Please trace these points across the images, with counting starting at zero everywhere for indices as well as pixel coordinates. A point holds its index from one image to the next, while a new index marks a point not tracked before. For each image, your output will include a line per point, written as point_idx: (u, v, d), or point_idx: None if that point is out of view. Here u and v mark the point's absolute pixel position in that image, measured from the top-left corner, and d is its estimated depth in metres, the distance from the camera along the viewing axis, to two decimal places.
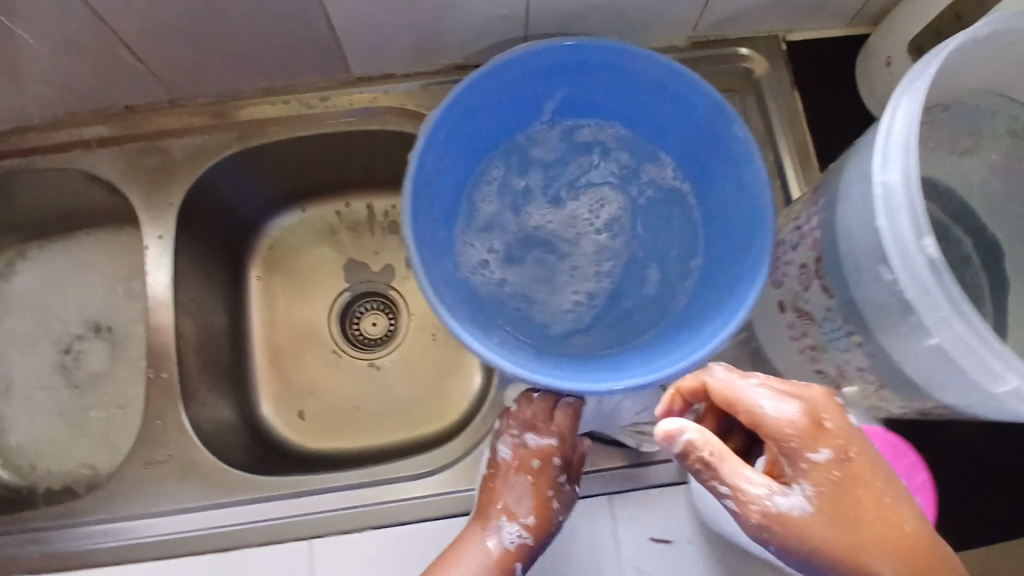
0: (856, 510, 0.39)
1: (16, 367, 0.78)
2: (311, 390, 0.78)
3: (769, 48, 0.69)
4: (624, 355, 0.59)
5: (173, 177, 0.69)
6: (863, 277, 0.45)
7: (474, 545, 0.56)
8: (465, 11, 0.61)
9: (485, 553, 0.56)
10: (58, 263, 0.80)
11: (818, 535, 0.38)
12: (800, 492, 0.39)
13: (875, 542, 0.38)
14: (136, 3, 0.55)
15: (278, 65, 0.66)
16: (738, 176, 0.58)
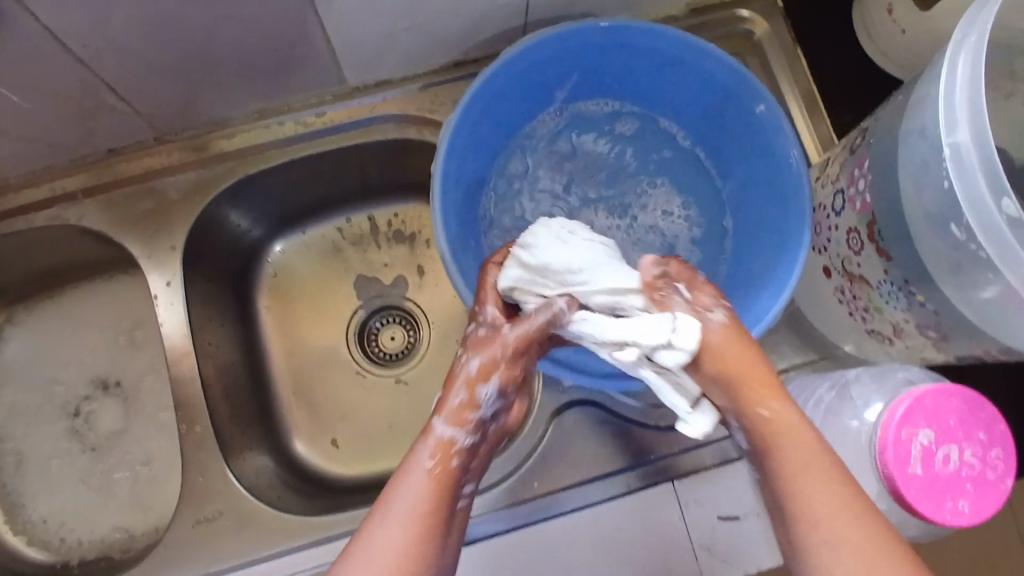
0: (751, 413, 0.46)
1: (27, 439, 0.74)
2: (340, 417, 0.75)
3: (765, 8, 0.69)
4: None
5: (171, 218, 0.65)
6: (928, 238, 0.44)
7: (429, 440, 0.49)
8: (463, 5, 0.58)
9: (435, 452, 0.48)
10: (53, 325, 0.76)
11: (721, 347, 0.47)
12: (715, 314, 0.49)
13: (773, 436, 0.44)
14: (118, 39, 0.51)
15: (269, 86, 0.62)
16: (762, 140, 0.58)
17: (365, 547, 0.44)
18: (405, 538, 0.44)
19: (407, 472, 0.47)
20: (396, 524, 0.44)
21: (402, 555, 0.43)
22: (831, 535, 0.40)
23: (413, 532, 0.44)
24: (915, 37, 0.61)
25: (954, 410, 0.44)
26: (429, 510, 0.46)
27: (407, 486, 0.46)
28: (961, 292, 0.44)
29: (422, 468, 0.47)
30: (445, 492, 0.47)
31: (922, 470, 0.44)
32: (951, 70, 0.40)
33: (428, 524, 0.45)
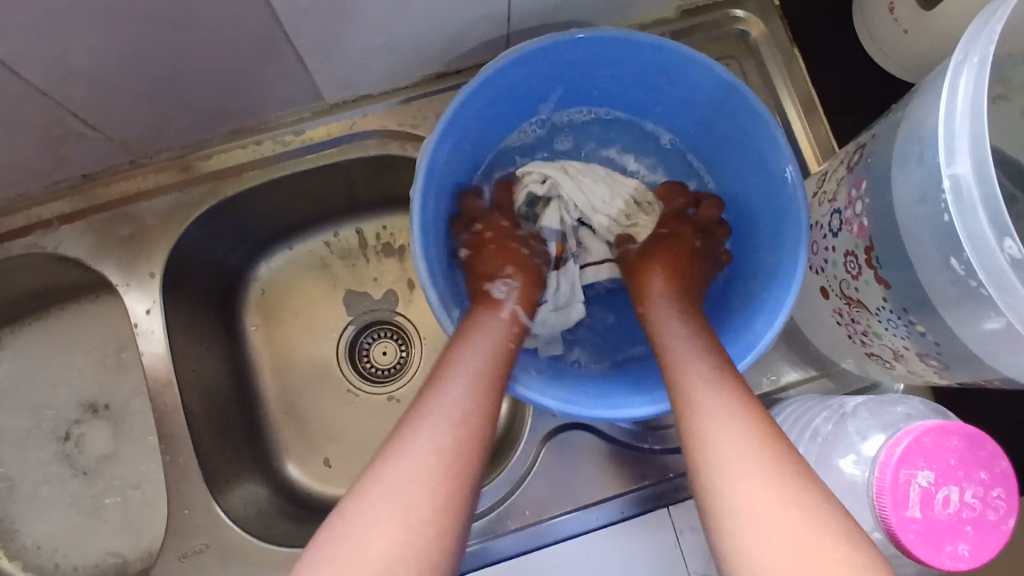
0: (670, 349, 0.49)
1: (18, 464, 0.73)
2: (332, 436, 0.73)
3: (761, 9, 0.66)
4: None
5: (150, 243, 0.64)
6: (924, 266, 0.42)
7: (468, 343, 0.49)
8: (440, 19, 0.56)
9: (479, 351, 0.49)
10: (39, 347, 0.75)
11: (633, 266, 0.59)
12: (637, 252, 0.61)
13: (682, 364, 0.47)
14: (80, 68, 0.50)
15: (244, 105, 0.60)
16: (756, 152, 0.56)
17: (412, 441, 0.42)
18: (455, 432, 0.43)
19: (450, 372, 0.47)
20: (441, 419, 0.43)
21: (448, 448, 0.42)
22: (732, 452, 0.40)
23: (457, 427, 0.43)
24: (918, 38, 0.57)
25: (954, 449, 0.43)
26: (478, 404, 0.45)
27: (455, 387, 0.45)
28: (959, 323, 0.42)
29: (466, 366, 0.47)
30: (491, 387, 0.46)
31: (921, 514, 0.42)
32: (950, 93, 0.37)
33: (474, 423, 0.44)
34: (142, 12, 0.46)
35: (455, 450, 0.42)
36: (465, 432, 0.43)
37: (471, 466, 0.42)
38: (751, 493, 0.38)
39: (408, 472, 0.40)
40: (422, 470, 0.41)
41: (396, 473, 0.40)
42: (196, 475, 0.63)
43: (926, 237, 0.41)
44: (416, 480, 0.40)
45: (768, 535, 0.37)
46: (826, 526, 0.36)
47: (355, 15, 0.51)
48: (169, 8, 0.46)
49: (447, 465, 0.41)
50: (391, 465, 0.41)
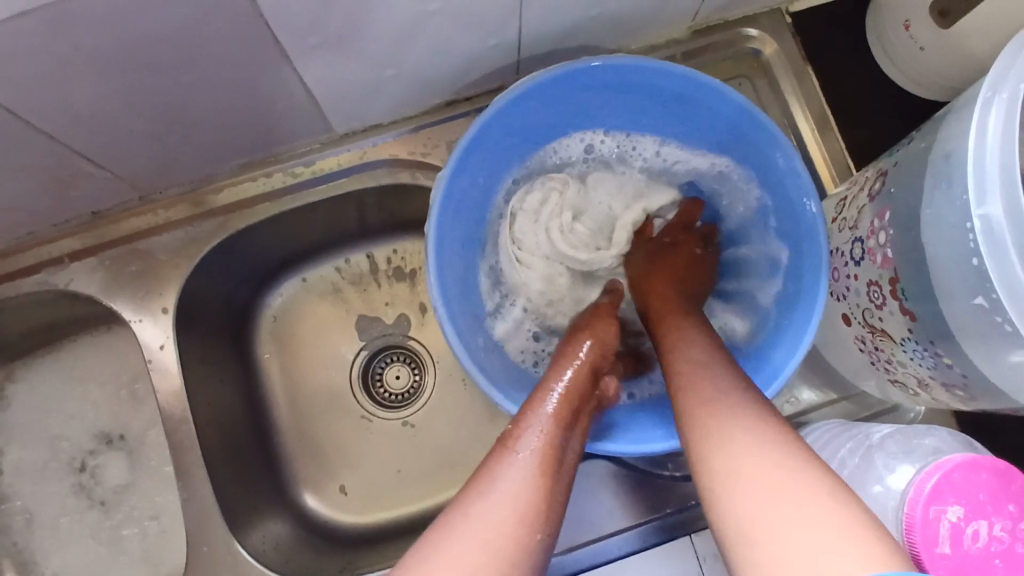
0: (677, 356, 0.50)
1: (34, 497, 0.72)
2: (347, 462, 0.73)
3: (773, 24, 0.65)
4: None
5: (159, 278, 0.64)
6: (950, 302, 0.42)
7: (532, 426, 0.47)
8: (450, 51, 0.55)
9: (546, 424, 0.48)
10: (51, 380, 0.73)
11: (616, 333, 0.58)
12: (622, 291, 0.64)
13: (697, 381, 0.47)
14: (86, 112, 0.50)
15: (255, 140, 0.60)
16: (775, 176, 0.56)
17: (462, 539, 0.41)
18: (513, 521, 0.42)
19: (509, 460, 0.45)
20: (497, 508, 0.42)
21: (510, 535, 0.41)
22: (723, 436, 0.42)
23: (517, 516, 0.42)
24: (934, 53, 0.58)
25: (984, 484, 0.42)
26: (527, 531, 0.42)
27: (507, 480, 0.44)
28: (982, 355, 0.42)
29: (516, 476, 0.44)
30: (551, 493, 0.44)
31: (952, 550, 0.41)
32: (979, 132, 0.38)
33: (538, 511, 0.43)
34: (148, 56, 0.46)
35: (511, 541, 0.41)
36: (527, 532, 0.42)
37: (529, 557, 0.41)
38: (756, 471, 0.39)
39: (458, 564, 0.40)
40: (473, 563, 0.40)
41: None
42: (213, 510, 0.63)
43: (956, 273, 0.40)
44: (474, 572, 0.39)
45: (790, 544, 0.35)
46: (847, 520, 0.35)
47: (364, 49, 0.51)
48: (173, 56, 0.46)
49: (505, 564, 0.40)
50: (433, 571, 0.40)
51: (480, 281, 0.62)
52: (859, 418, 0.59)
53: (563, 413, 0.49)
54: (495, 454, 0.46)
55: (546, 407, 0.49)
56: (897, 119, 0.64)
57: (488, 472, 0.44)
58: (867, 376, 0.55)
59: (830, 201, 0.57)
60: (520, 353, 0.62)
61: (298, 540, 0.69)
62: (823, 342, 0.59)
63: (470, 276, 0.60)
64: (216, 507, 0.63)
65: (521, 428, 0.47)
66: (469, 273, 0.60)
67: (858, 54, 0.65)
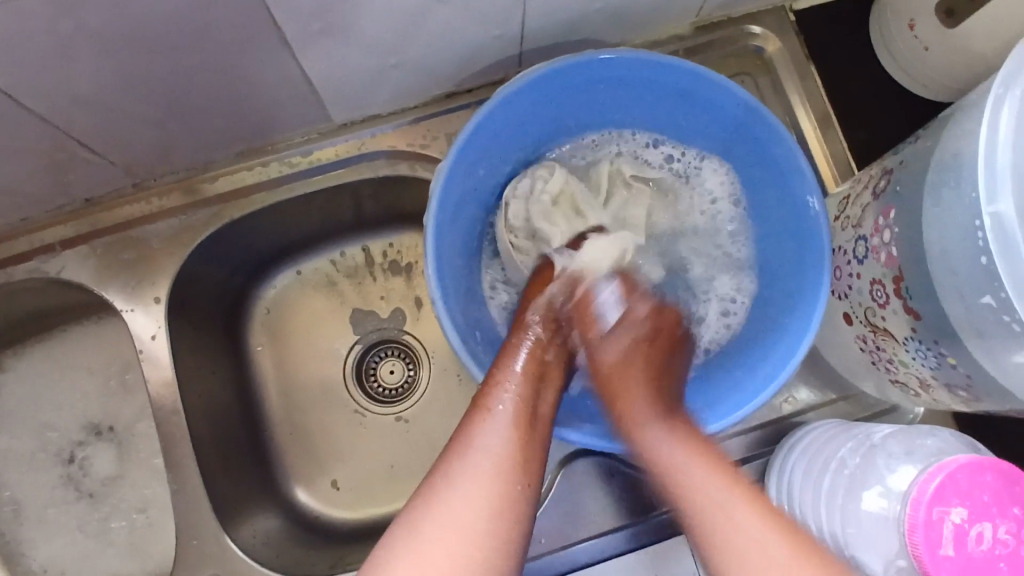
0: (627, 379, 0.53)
1: (20, 488, 0.70)
2: (340, 457, 0.72)
3: (777, 22, 0.65)
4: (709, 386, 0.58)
5: (153, 267, 0.63)
6: (955, 301, 0.41)
7: (502, 380, 0.49)
8: (453, 41, 0.54)
9: (520, 378, 0.50)
10: (38, 370, 0.72)
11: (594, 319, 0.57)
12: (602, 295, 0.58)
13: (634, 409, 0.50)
14: (81, 95, 0.49)
15: (252, 128, 0.59)
16: (778, 172, 0.55)
17: (447, 498, 0.42)
18: (497, 480, 0.43)
19: (486, 418, 0.46)
20: (477, 465, 0.44)
21: (495, 492, 0.43)
22: (686, 465, 0.45)
23: (498, 469, 0.44)
24: (938, 54, 0.58)
25: (988, 485, 0.42)
26: (509, 486, 0.43)
27: (489, 437, 0.45)
28: (987, 355, 0.41)
29: (496, 436, 0.45)
30: (530, 446, 0.46)
31: (955, 552, 0.41)
32: (990, 131, 0.38)
33: (519, 463, 0.45)
34: (147, 39, 0.45)
35: (495, 493, 0.43)
36: (506, 483, 0.43)
37: (513, 511, 0.43)
38: (731, 518, 0.42)
39: (449, 528, 0.41)
40: (463, 524, 0.41)
41: (427, 540, 0.41)
42: (204, 504, 0.62)
43: (963, 272, 0.40)
44: (461, 531, 0.41)
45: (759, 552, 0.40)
46: (817, 571, 0.39)
47: (367, 37, 0.50)
48: (172, 40, 0.45)
49: (493, 521, 0.42)
50: (422, 535, 0.41)
51: (478, 274, 0.61)
52: (857, 418, 0.59)
53: (530, 367, 0.51)
54: (474, 415, 0.47)
55: (513, 367, 0.50)
56: (898, 120, 0.64)
57: (465, 432, 0.46)
58: (866, 376, 0.55)
59: (833, 199, 0.57)
60: None
61: (290, 535, 0.68)
62: (823, 341, 0.59)
63: (467, 270, 0.59)
64: (207, 501, 0.62)
65: (491, 388, 0.49)
66: (467, 265, 0.60)
67: (861, 53, 0.65)
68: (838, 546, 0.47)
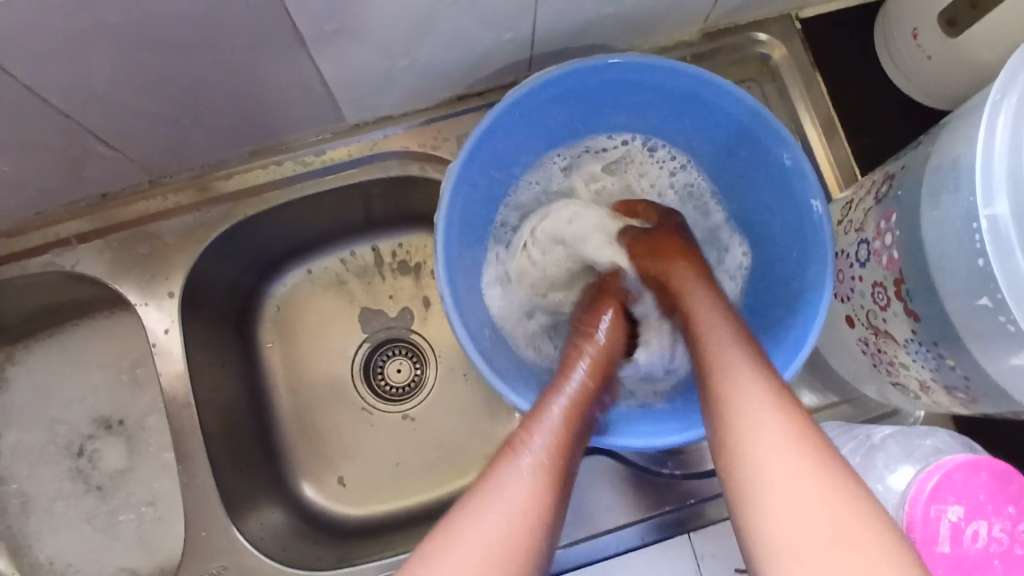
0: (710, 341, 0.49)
1: (31, 480, 0.72)
2: (346, 453, 0.73)
3: (783, 30, 0.66)
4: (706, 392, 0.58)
5: (166, 262, 0.64)
6: (955, 303, 0.42)
7: (542, 425, 0.47)
8: (465, 45, 0.56)
9: (556, 416, 0.48)
10: (52, 363, 0.73)
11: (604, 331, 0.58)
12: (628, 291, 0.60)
13: (725, 355, 0.47)
14: (102, 91, 0.50)
15: (266, 126, 0.60)
16: (782, 176, 0.56)
17: (465, 535, 0.41)
18: (518, 524, 0.42)
19: (513, 458, 0.45)
20: (499, 510, 0.42)
21: (513, 534, 0.42)
22: (762, 429, 0.42)
23: (519, 527, 0.42)
24: (941, 63, 0.59)
25: (983, 485, 0.43)
26: (527, 532, 0.42)
27: (513, 478, 0.44)
28: (986, 357, 0.42)
29: (523, 476, 0.44)
30: (554, 494, 0.44)
31: (950, 550, 0.42)
32: (987, 136, 0.38)
33: (545, 518, 0.43)
34: (167, 37, 0.46)
35: (517, 536, 0.42)
36: (527, 530, 0.42)
37: (530, 555, 0.42)
38: (782, 471, 0.40)
39: (459, 566, 0.40)
40: (474, 571, 0.40)
41: (445, 570, 0.40)
42: (211, 495, 0.63)
43: (962, 274, 0.41)
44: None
45: (790, 513, 0.39)
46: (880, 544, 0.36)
47: (381, 38, 0.51)
48: (191, 38, 0.47)
49: (507, 574, 0.41)
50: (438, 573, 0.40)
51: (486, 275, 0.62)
52: (858, 422, 0.60)
53: (570, 413, 0.49)
54: (502, 456, 0.45)
55: (553, 405, 0.49)
56: (903, 128, 0.65)
57: (494, 471, 0.44)
58: (868, 379, 0.56)
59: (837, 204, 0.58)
60: (525, 349, 0.62)
61: (295, 529, 0.69)
62: (825, 344, 0.59)
63: (475, 271, 0.61)
64: (215, 493, 0.63)
65: (530, 430, 0.47)
66: (475, 266, 0.61)
67: (866, 61, 0.66)
68: None
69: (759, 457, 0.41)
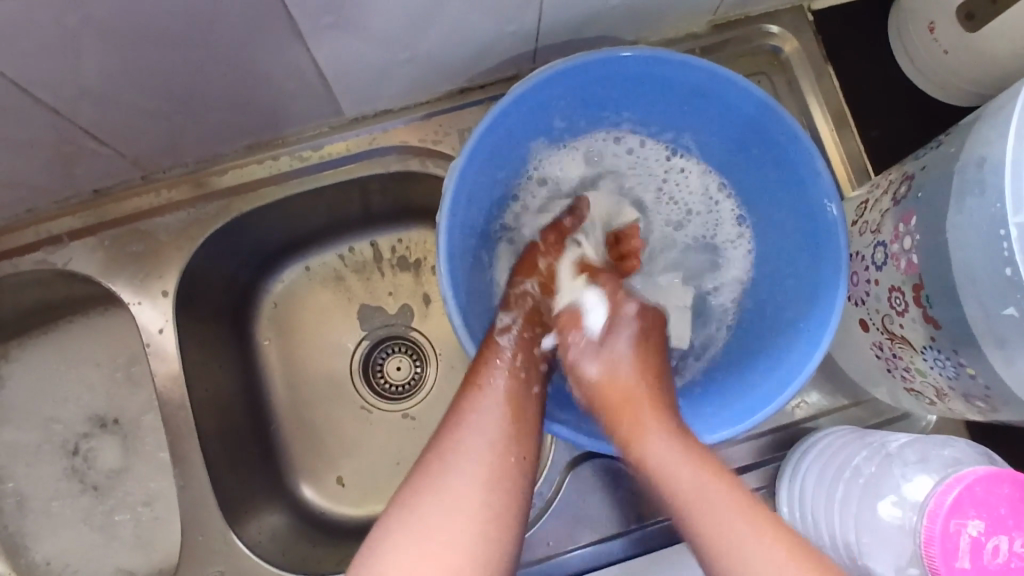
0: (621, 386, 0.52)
1: (25, 480, 0.70)
2: (346, 453, 0.72)
3: (795, 21, 0.64)
4: (710, 396, 0.57)
5: (161, 260, 0.63)
6: (977, 311, 0.41)
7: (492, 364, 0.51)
8: (469, 37, 0.54)
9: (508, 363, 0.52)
10: (44, 362, 0.72)
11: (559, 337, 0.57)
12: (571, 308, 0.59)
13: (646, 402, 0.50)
14: (92, 87, 0.48)
15: (263, 120, 0.58)
16: (795, 175, 0.54)
17: (447, 476, 0.44)
18: (489, 459, 0.45)
19: (479, 398, 0.49)
20: (473, 442, 0.46)
21: (485, 478, 0.45)
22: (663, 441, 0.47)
23: (492, 453, 0.46)
24: (958, 58, 0.57)
25: (1006, 498, 0.41)
26: (497, 469, 0.45)
27: (479, 424, 0.47)
28: (1007, 367, 0.41)
29: (489, 417, 0.48)
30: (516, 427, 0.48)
31: (971, 565, 0.40)
32: (1016, 139, 0.37)
33: (513, 442, 0.47)
34: (158, 31, 0.44)
35: (488, 481, 0.45)
36: (499, 460, 0.46)
37: (508, 505, 0.44)
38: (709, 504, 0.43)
39: (443, 498, 0.43)
40: (458, 497, 0.43)
41: (429, 517, 0.43)
42: (210, 498, 0.62)
43: (986, 281, 0.40)
44: (458, 503, 0.43)
45: (743, 561, 0.41)
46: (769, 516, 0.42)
47: (381, 32, 0.49)
48: (185, 31, 0.45)
49: (486, 496, 0.44)
50: (423, 507, 0.43)
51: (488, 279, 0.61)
52: (869, 425, 0.58)
53: (522, 353, 0.53)
54: (467, 396, 0.49)
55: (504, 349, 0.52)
56: (917, 123, 0.63)
57: (464, 407, 0.48)
58: (880, 383, 0.54)
59: (851, 202, 0.56)
60: None
61: (294, 530, 0.68)
62: (836, 346, 0.58)
63: (478, 274, 0.59)
64: (214, 495, 0.62)
65: (484, 366, 0.51)
66: (478, 269, 0.59)
67: (880, 53, 0.64)
68: (851, 553, 0.47)
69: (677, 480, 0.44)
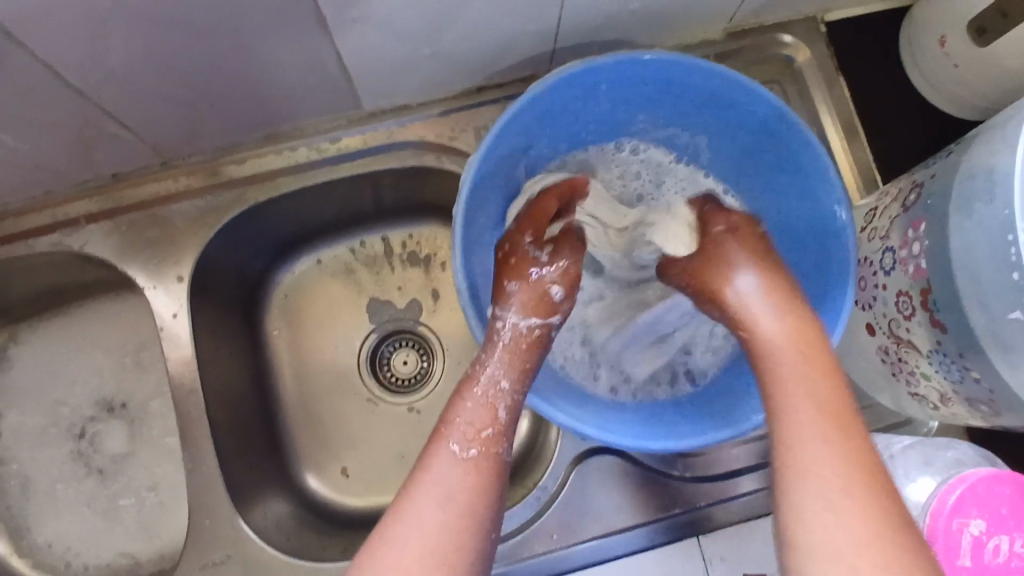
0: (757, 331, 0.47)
1: (31, 462, 0.71)
2: (351, 444, 0.72)
3: (808, 31, 0.65)
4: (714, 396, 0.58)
5: (176, 245, 0.63)
6: (985, 317, 0.42)
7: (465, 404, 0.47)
8: (490, 35, 0.55)
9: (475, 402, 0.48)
10: (53, 345, 0.72)
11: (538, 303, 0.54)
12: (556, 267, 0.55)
13: (770, 349, 0.46)
14: (120, 71, 0.49)
15: (283, 111, 0.59)
16: (806, 178, 0.55)
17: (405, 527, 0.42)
18: (451, 515, 0.43)
19: (436, 455, 0.45)
20: (432, 496, 0.43)
21: (448, 534, 0.42)
22: (792, 410, 0.42)
23: (455, 512, 0.43)
24: (968, 72, 0.58)
25: (1006, 498, 0.43)
26: (460, 524, 0.43)
27: (440, 477, 0.44)
28: (1012, 371, 0.42)
29: (449, 472, 0.44)
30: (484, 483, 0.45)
31: (971, 563, 0.42)
32: None
33: (481, 502, 0.44)
34: (188, 18, 0.45)
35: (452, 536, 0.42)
36: (464, 522, 0.43)
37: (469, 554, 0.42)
38: (826, 490, 0.39)
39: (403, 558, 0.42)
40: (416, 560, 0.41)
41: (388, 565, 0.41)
42: (217, 483, 0.62)
43: (993, 287, 0.40)
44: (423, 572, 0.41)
45: (831, 526, 0.38)
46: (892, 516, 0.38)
47: (405, 27, 0.50)
48: (214, 19, 0.46)
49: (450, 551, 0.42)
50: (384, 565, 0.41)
51: None
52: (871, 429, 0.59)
53: (504, 374, 0.49)
54: (430, 445, 0.46)
55: (472, 393, 0.48)
56: (925, 135, 0.64)
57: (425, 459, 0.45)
58: (884, 387, 0.55)
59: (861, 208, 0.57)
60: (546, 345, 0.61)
61: (298, 519, 0.68)
62: (842, 351, 0.59)
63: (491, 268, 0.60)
64: (222, 480, 0.62)
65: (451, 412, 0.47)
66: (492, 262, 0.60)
67: (891, 66, 0.65)
68: None
69: (804, 453, 0.41)
